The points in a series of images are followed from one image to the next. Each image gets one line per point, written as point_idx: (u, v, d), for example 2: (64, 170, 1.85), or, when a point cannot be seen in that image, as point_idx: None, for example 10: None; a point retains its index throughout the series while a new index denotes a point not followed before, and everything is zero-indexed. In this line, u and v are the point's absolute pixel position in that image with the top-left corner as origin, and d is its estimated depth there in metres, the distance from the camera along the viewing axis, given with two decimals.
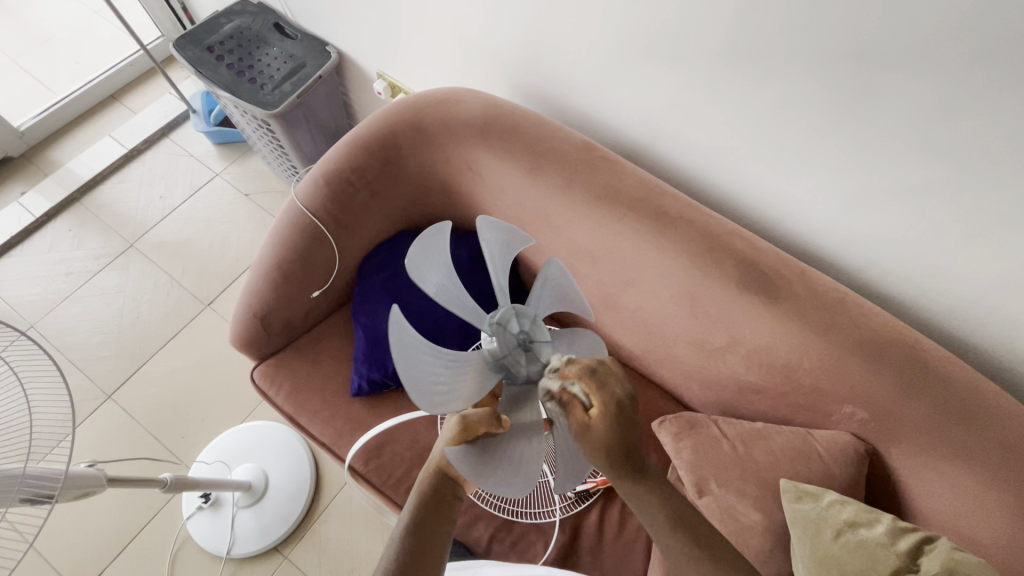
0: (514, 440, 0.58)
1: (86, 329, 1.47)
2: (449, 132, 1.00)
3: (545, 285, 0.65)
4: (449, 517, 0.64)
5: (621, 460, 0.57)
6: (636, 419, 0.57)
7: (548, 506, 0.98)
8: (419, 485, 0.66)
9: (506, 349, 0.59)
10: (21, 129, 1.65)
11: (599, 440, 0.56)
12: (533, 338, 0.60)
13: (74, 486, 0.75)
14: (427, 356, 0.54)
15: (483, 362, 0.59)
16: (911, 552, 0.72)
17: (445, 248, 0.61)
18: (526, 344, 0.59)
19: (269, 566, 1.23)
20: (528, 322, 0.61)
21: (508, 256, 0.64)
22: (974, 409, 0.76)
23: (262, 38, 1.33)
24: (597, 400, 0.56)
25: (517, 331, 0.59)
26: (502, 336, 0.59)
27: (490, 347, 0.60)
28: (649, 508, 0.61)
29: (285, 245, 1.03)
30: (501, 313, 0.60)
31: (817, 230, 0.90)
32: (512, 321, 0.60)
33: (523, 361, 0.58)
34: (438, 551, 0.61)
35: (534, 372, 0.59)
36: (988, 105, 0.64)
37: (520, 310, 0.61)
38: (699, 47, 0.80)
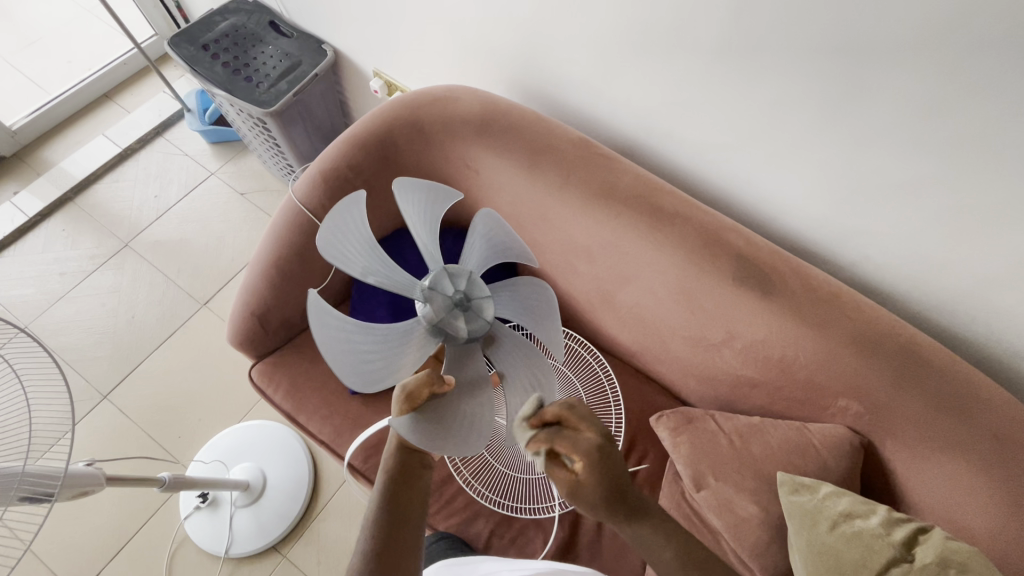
0: (461, 398, 0.60)
1: (81, 330, 1.46)
2: (446, 130, 1.00)
3: (478, 237, 0.70)
4: (420, 491, 0.65)
5: (616, 505, 0.60)
6: (619, 458, 0.59)
7: (548, 503, 0.97)
8: (385, 461, 0.66)
9: (442, 310, 0.63)
10: (13, 128, 1.64)
11: (589, 493, 0.58)
12: (469, 298, 0.64)
13: (73, 485, 0.75)
14: (356, 335, 0.58)
15: (421, 330, 0.63)
16: (906, 542, 0.73)
17: (364, 222, 0.63)
18: (462, 303, 0.63)
19: (268, 565, 1.23)
20: (463, 282, 0.65)
21: (434, 216, 0.69)
22: (966, 401, 0.77)
23: (257, 36, 1.32)
24: (575, 451, 0.57)
25: (450, 292, 0.64)
26: (436, 300, 0.63)
27: (425, 314, 0.63)
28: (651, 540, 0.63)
29: (282, 243, 1.03)
30: (434, 278, 0.65)
31: (811, 225, 0.92)
32: (445, 282, 0.64)
33: (458, 319, 0.63)
34: (413, 530, 0.63)
35: (475, 329, 0.64)
36: (978, 102, 0.65)
37: (453, 271, 0.65)
38: (694, 45, 0.80)
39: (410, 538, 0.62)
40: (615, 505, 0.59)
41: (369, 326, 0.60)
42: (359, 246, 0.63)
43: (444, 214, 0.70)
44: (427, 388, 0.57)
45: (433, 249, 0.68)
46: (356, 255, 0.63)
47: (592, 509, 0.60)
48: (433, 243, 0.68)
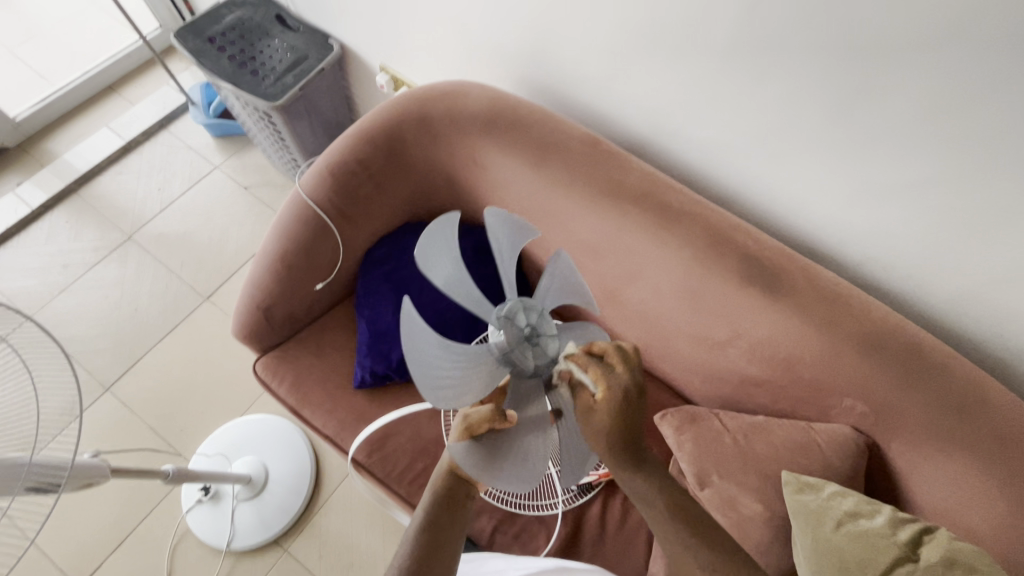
0: (524, 433, 0.59)
1: (84, 321, 1.46)
2: (454, 125, 1.00)
3: (553, 276, 0.65)
4: (462, 516, 0.65)
5: (623, 449, 0.59)
6: (641, 410, 0.58)
7: (551, 500, 0.98)
8: (434, 483, 0.66)
9: (513, 341, 0.59)
10: (17, 119, 1.63)
11: (602, 422, 0.57)
12: (538, 331, 0.61)
13: (78, 476, 0.75)
14: (435, 350, 0.55)
15: (490, 356, 0.60)
16: (911, 542, 0.73)
17: (452, 243, 0.60)
18: (531, 336, 0.60)
19: (270, 559, 1.23)
20: (535, 316, 0.61)
21: (515, 248, 0.63)
22: (972, 402, 0.77)
23: (263, 29, 1.32)
24: (603, 382, 0.56)
25: (524, 323, 0.60)
26: (510, 329, 0.60)
27: (496, 341, 0.60)
28: (648, 493, 0.61)
29: (288, 238, 1.03)
30: (509, 307, 0.61)
31: (819, 224, 0.91)
32: (519, 314, 0.61)
33: (524, 350, 0.59)
34: (450, 553, 0.62)
35: (541, 365, 0.60)
36: (988, 102, 0.65)
37: (529, 304, 0.62)
38: (704, 43, 0.80)
39: (446, 559, 0.61)
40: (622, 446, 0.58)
41: (449, 344, 0.57)
42: (439, 255, 0.59)
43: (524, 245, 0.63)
44: (487, 423, 0.58)
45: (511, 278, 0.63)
46: (449, 278, 0.60)
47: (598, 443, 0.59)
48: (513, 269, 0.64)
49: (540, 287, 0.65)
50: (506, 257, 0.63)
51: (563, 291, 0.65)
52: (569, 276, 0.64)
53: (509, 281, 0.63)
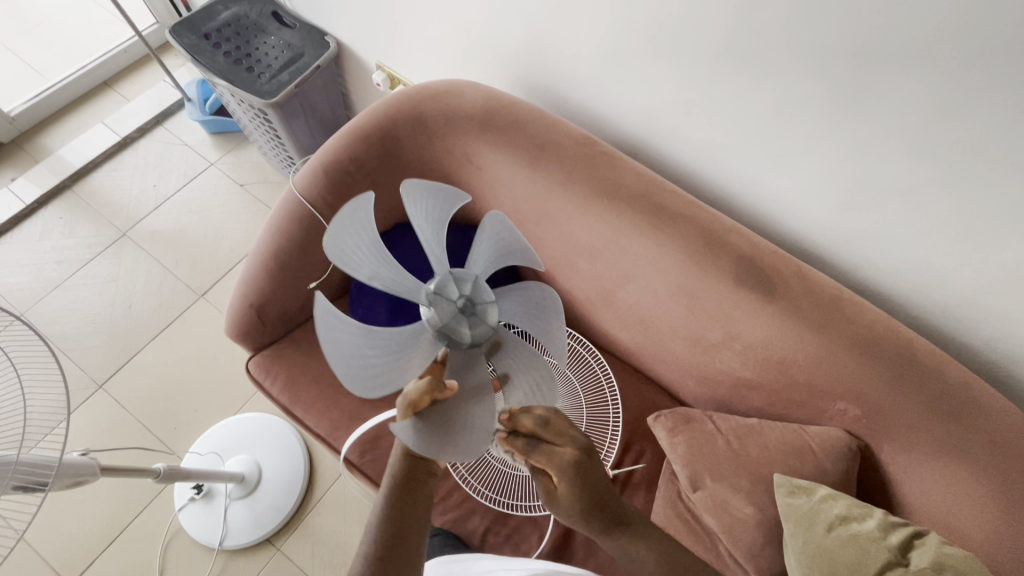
0: (463, 404, 0.54)
1: (78, 318, 1.45)
2: (449, 124, 0.99)
3: (484, 244, 0.62)
4: (426, 498, 0.64)
5: (593, 514, 0.66)
6: (592, 469, 0.64)
7: (543, 499, 0.96)
8: (391, 466, 0.64)
9: (449, 315, 0.56)
10: (11, 114, 1.63)
11: (569, 501, 0.65)
12: (475, 302, 0.57)
13: (67, 474, 0.74)
14: (360, 339, 0.50)
15: (425, 333, 0.55)
16: (902, 545, 0.73)
17: (370, 226, 0.54)
18: (466, 308, 0.57)
19: (262, 557, 1.23)
20: (468, 286, 0.58)
21: (439, 221, 0.61)
22: (964, 407, 0.77)
23: (259, 26, 1.31)
24: (552, 467, 0.62)
25: (457, 295, 0.57)
26: (441, 304, 0.56)
27: (429, 317, 0.56)
28: (636, 554, 0.68)
29: (281, 235, 1.03)
30: (439, 280, 0.57)
31: (813, 227, 0.91)
32: (451, 286, 0.57)
33: (461, 322, 0.56)
34: (417, 533, 0.62)
35: (479, 334, 0.57)
36: (982, 107, 0.65)
37: (458, 275, 0.58)
38: (700, 44, 0.80)
39: (413, 540, 0.61)
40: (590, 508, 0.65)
41: (375, 331, 0.52)
42: (358, 244, 0.53)
43: (450, 216, 0.62)
44: (428, 395, 0.53)
45: (438, 250, 0.61)
46: (369, 264, 0.54)
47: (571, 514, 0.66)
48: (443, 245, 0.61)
49: (471, 258, 0.63)
50: (432, 233, 0.61)
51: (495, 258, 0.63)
52: (501, 240, 0.62)
53: (438, 257, 0.60)
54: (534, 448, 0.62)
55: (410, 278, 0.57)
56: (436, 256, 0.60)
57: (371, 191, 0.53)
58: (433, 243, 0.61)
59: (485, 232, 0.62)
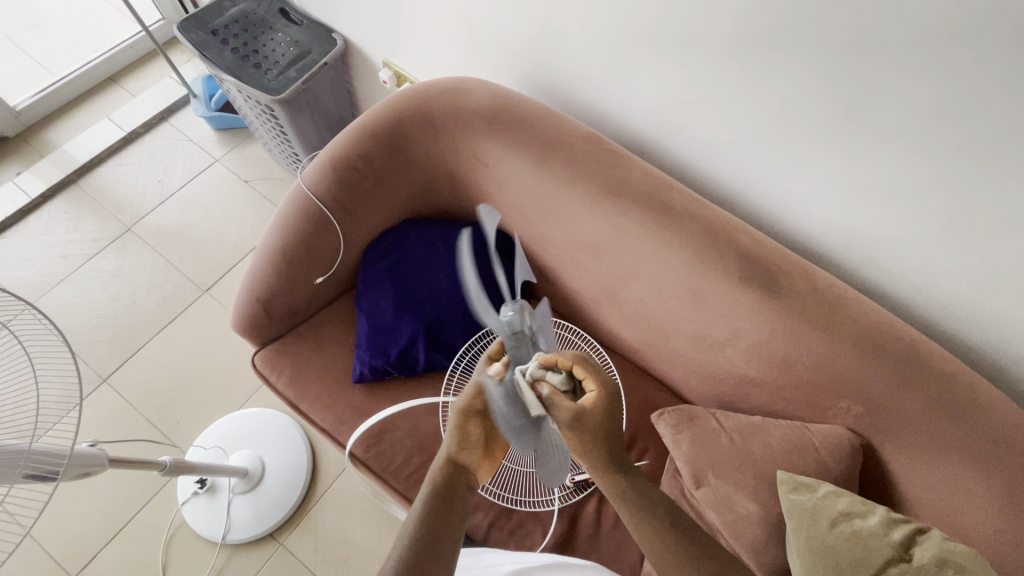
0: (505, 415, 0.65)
1: (82, 312, 1.45)
2: (457, 122, 1.00)
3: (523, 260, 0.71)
4: (460, 509, 0.66)
5: (610, 449, 0.66)
6: (619, 408, 0.67)
7: (547, 496, 0.98)
8: (431, 475, 0.67)
9: (524, 331, 0.66)
10: (17, 108, 1.63)
11: (593, 423, 0.64)
12: (540, 334, 0.69)
13: (76, 464, 0.75)
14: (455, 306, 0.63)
15: (501, 338, 0.65)
16: (904, 542, 0.74)
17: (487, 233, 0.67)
18: (534, 335, 0.68)
19: (265, 552, 1.23)
20: (537, 319, 0.69)
21: (525, 268, 0.72)
22: (967, 405, 0.78)
23: (267, 23, 1.32)
24: (592, 381, 0.66)
25: (533, 321, 0.68)
26: (521, 319, 0.67)
27: (508, 326, 0.65)
28: (640, 506, 0.66)
29: (289, 231, 1.03)
30: (524, 303, 0.68)
31: (817, 226, 0.92)
32: (531, 313, 0.68)
33: (526, 343, 0.66)
34: (451, 540, 0.63)
35: (533, 362, 0.68)
36: (988, 107, 0.65)
37: (538, 308, 0.69)
38: (708, 43, 0.80)
39: (445, 551, 0.62)
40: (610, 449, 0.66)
41: (473, 306, 0.62)
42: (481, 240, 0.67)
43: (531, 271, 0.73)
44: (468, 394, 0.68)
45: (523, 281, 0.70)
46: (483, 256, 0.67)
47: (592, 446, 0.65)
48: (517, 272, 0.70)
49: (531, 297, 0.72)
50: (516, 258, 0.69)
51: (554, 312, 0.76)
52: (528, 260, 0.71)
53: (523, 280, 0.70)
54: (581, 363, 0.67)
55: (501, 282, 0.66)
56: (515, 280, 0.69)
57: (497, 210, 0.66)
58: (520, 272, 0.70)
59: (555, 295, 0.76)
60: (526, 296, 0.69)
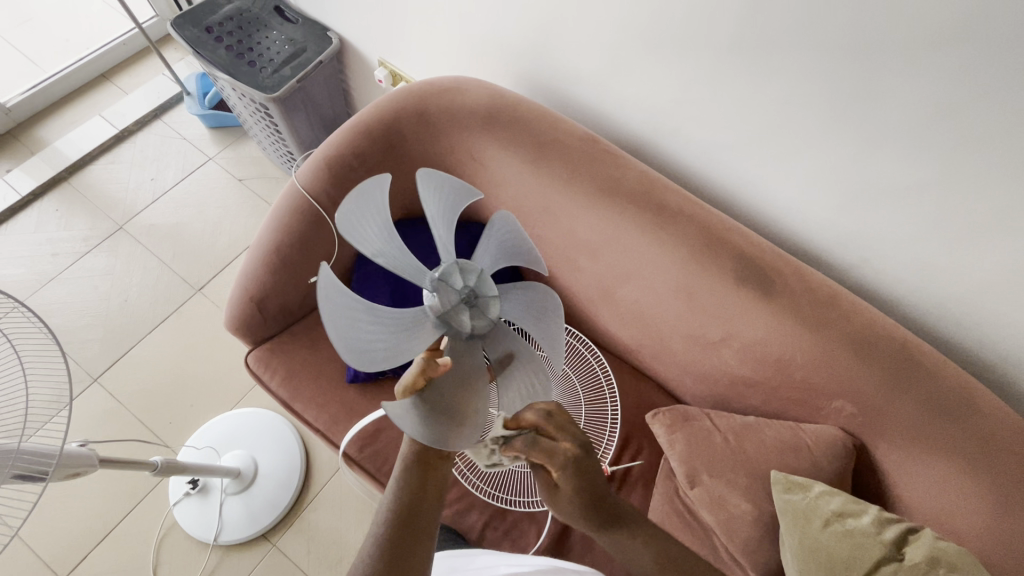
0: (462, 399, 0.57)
1: (73, 311, 1.44)
2: (453, 121, 1.00)
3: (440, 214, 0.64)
4: (437, 486, 0.63)
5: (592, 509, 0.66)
6: (591, 465, 0.65)
7: (537, 496, 0.96)
8: (401, 453, 0.64)
9: (450, 303, 0.59)
10: (7, 105, 1.61)
11: (566, 500, 0.66)
12: (477, 294, 0.61)
13: (65, 465, 0.74)
14: (361, 317, 0.54)
15: (427, 320, 0.59)
16: (897, 541, 0.74)
17: (383, 206, 0.59)
18: (467, 298, 0.60)
19: (258, 553, 1.22)
20: (473, 278, 0.61)
21: (452, 215, 0.64)
22: (958, 405, 0.79)
23: (261, 20, 1.31)
24: (550, 464, 0.63)
25: (459, 284, 0.60)
26: (445, 292, 0.59)
27: (430, 303, 0.59)
28: (633, 552, 0.66)
29: (284, 229, 1.03)
30: (444, 270, 0.60)
31: (812, 227, 0.93)
32: (455, 275, 0.60)
33: (456, 310, 0.59)
34: (428, 519, 0.61)
35: (478, 325, 0.60)
36: (982, 109, 0.66)
37: (463, 266, 0.61)
38: (704, 43, 0.81)
39: (425, 537, 0.60)
40: (594, 519, 0.66)
41: (376, 310, 0.56)
42: (371, 224, 0.58)
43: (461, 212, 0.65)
44: (422, 375, 0.55)
45: (444, 242, 0.64)
46: (376, 239, 0.59)
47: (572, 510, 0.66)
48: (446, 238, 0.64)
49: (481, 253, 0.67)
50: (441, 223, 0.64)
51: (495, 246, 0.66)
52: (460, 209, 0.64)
53: (444, 244, 0.63)
54: (532, 445, 0.63)
55: (419, 265, 0.62)
56: (443, 244, 0.63)
57: (389, 174, 0.58)
58: (442, 236, 0.64)
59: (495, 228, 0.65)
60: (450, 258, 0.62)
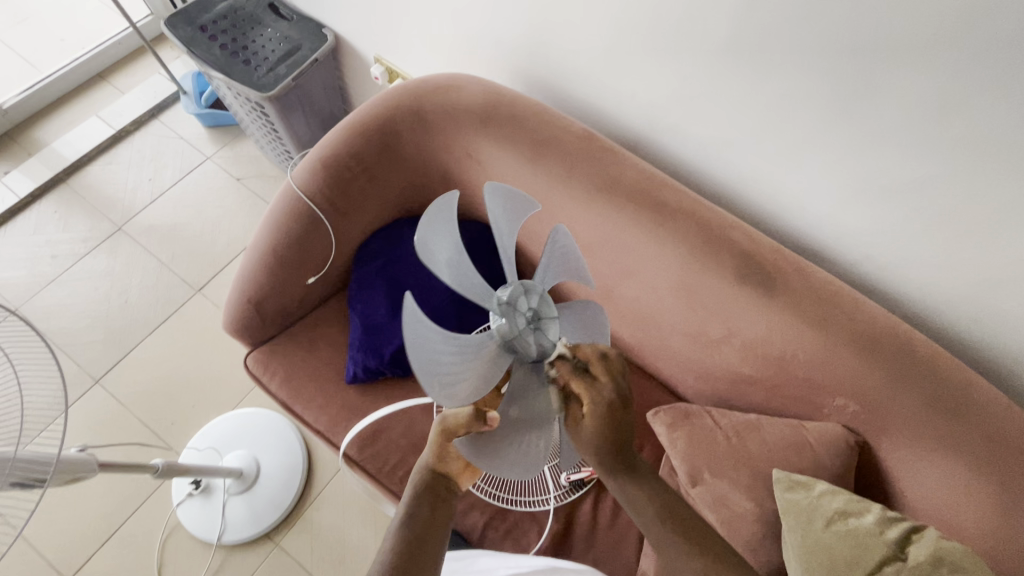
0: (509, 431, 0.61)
1: (73, 313, 1.44)
2: (449, 119, 0.99)
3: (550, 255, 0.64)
4: (444, 512, 0.64)
5: (612, 458, 0.63)
6: (627, 418, 0.62)
7: (542, 495, 0.99)
8: (412, 482, 0.65)
9: (515, 323, 0.59)
10: (4, 106, 1.61)
11: (592, 435, 0.62)
12: (541, 317, 0.62)
13: (64, 470, 0.74)
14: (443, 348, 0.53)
15: (494, 344, 0.60)
16: (899, 541, 0.73)
17: (453, 222, 0.59)
18: (533, 319, 0.61)
19: (261, 552, 1.23)
20: (535, 299, 0.62)
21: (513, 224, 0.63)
22: (963, 403, 0.77)
23: (256, 18, 1.29)
24: (586, 395, 0.61)
25: (525, 303, 0.61)
26: (512, 315, 0.60)
27: (498, 327, 0.60)
28: (639, 502, 0.64)
29: (281, 230, 1.02)
30: (511, 291, 0.61)
31: (814, 223, 0.91)
32: (521, 299, 0.61)
33: (519, 327, 0.60)
34: (434, 546, 0.61)
35: (543, 347, 0.61)
36: (984, 104, 0.65)
37: (529, 287, 0.62)
38: (702, 39, 0.79)
39: (432, 552, 0.60)
40: (610, 453, 0.63)
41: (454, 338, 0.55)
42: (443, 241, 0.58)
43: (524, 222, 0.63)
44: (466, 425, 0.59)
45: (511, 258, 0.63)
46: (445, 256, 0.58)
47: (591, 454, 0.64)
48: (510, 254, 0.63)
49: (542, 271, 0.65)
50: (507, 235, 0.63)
51: (547, 269, 0.65)
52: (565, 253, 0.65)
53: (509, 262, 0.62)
54: (579, 373, 0.62)
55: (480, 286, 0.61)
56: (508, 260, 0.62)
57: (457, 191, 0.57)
58: (506, 249, 0.63)
59: (549, 247, 0.63)
60: (516, 278, 0.62)
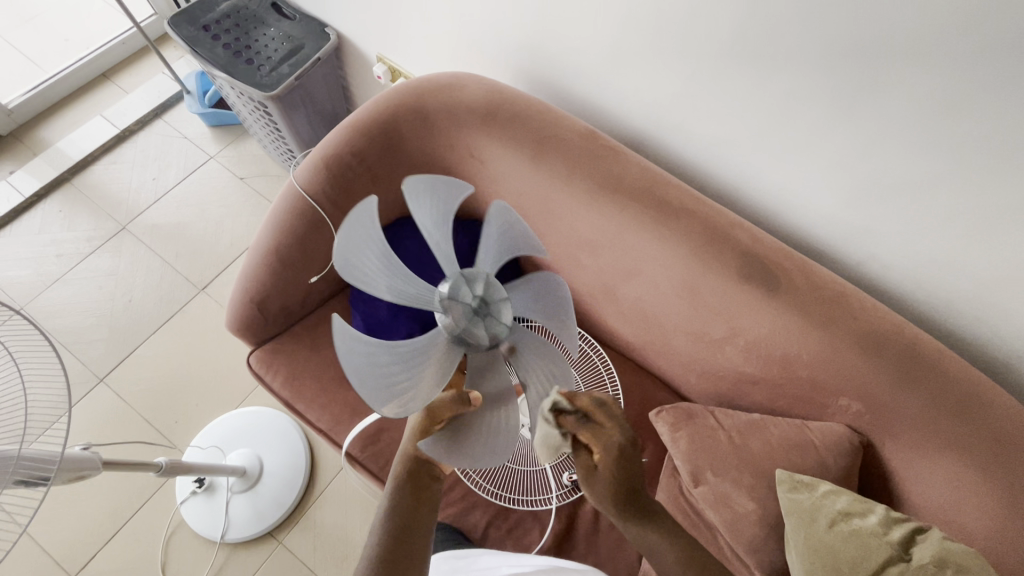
0: (487, 412, 0.58)
1: (78, 312, 1.45)
2: (451, 118, 0.99)
3: (492, 232, 0.60)
4: (429, 502, 0.64)
5: (627, 502, 0.64)
6: (637, 459, 0.63)
7: (545, 494, 0.97)
8: (395, 470, 0.65)
9: (459, 316, 0.56)
10: (10, 106, 1.62)
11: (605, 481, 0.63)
12: (489, 303, 0.57)
13: (67, 469, 0.74)
14: (383, 355, 0.52)
15: (443, 342, 0.57)
16: (903, 541, 0.73)
17: (377, 230, 0.53)
18: (479, 308, 0.57)
19: (265, 551, 1.23)
20: (481, 286, 0.57)
21: (447, 214, 0.59)
22: (967, 403, 0.77)
23: (259, 18, 1.30)
24: (597, 445, 0.62)
25: (468, 293, 0.56)
26: (455, 309, 0.56)
27: (444, 323, 0.56)
28: (658, 546, 0.65)
29: (284, 230, 1.02)
30: (451, 283, 0.57)
31: (818, 222, 0.91)
32: (462, 288, 0.57)
33: (466, 319, 0.56)
34: (422, 537, 0.62)
35: (496, 334, 0.58)
36: (989, 103, 0.64)
37: (468, 276, 0.57)
38: (706, 37, 0.79)
39: (419, 543, 0.61)
40: (624, 499, 0.64)
41: (393, 345, 0.53)
42: (369, 254, 0.54)
43: (457, 209, 0.59)
44: (451, 408, 0.59)
45: (449, 250, 0.59)
46: (375, 265, 0.54)
47: (606, 502, 0.65)
48: (446, 247, 0.59)
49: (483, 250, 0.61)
50: (440, 228, 0.59)
51: (485, 252, 0.60)
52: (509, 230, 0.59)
53: (446, 255, 0.59)
54: (583, 425, 0.61)
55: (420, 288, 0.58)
56: (443, 253, 0.59)
57: (374, 196, 0.51)
58: (442, 244, 0.59)
59: (490, 226, 0.60)
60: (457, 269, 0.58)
